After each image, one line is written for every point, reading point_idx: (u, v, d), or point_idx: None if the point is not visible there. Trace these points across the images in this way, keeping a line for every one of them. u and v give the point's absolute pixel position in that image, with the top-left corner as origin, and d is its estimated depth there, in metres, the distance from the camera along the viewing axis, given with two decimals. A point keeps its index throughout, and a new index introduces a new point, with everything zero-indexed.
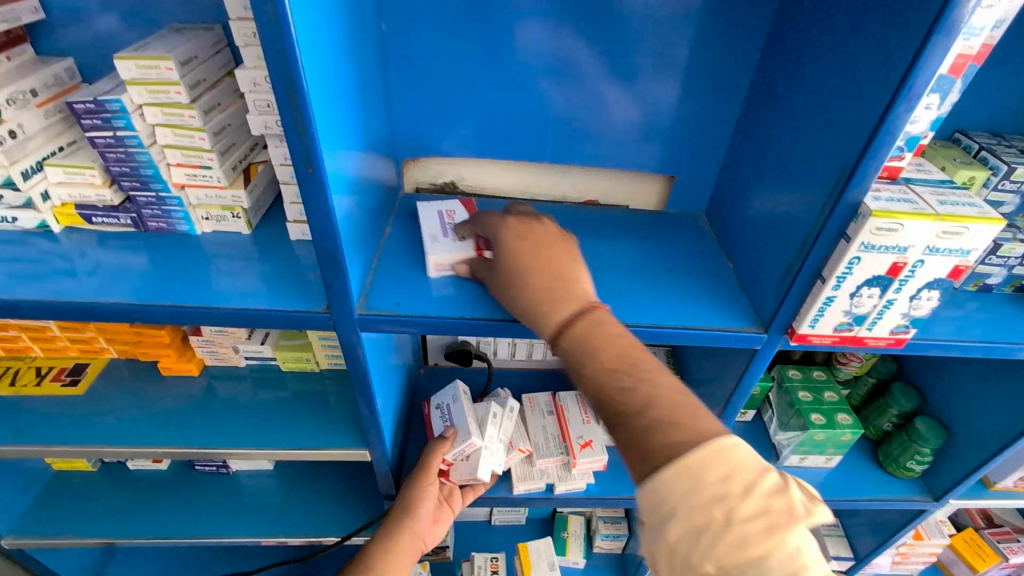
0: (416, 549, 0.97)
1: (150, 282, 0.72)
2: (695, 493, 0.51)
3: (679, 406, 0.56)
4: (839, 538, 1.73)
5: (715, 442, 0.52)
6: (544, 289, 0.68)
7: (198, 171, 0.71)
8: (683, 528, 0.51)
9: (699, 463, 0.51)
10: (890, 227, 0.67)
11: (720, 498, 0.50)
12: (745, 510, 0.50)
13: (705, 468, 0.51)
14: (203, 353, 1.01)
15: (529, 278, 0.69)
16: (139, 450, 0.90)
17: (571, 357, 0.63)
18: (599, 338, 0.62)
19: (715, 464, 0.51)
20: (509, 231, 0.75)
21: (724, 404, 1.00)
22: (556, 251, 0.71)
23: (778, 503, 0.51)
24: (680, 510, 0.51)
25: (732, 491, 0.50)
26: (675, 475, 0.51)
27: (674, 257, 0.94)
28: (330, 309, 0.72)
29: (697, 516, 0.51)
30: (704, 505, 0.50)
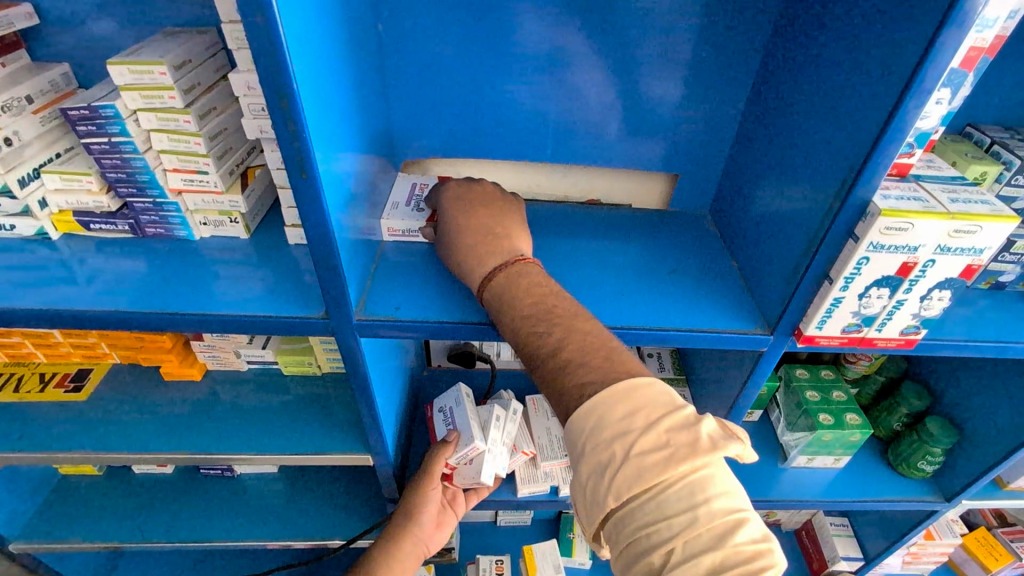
0: (418, 555, 0.97)
1: (149, 289, 0.71)
2: (599, 430, 0.55)
3: (589, 348, 0.61)
4: (849, 538, 1.71)
5: (626, 382, 0.56)
6: (475, 246, 0.74)
7: (195, 176, 0.70)
8: (590, 462, 0.55)
9: (605, 400, 0.56)
10: (900, 226, 0.66)
11: (622, 433, 0.54)
12: (642, 444, 0.53)
13: (609, 404, 0.55)
14: (205, 358, 1.00)
15: (465, 236, 0.76)
16: (142, 456, 0.90)
17: (494, 306, 0.69)
18: (518, 287, 0.68)
19: (621, 402, 0.55)
20: (450, 192, 0.82)
21: (731, 406, 0.98)
22: (490, 210, 0.79)
23: (682, 437, 0.53)
24: (587, 443, 0.56)
25: (634, 427, 0.54)
26: (588, 419, 0.56)
27: (678, 257, 0.93)
28: (329, 315, 0.71)
29: (602, 452, 0.55)
30: (608, 441, 0.54)
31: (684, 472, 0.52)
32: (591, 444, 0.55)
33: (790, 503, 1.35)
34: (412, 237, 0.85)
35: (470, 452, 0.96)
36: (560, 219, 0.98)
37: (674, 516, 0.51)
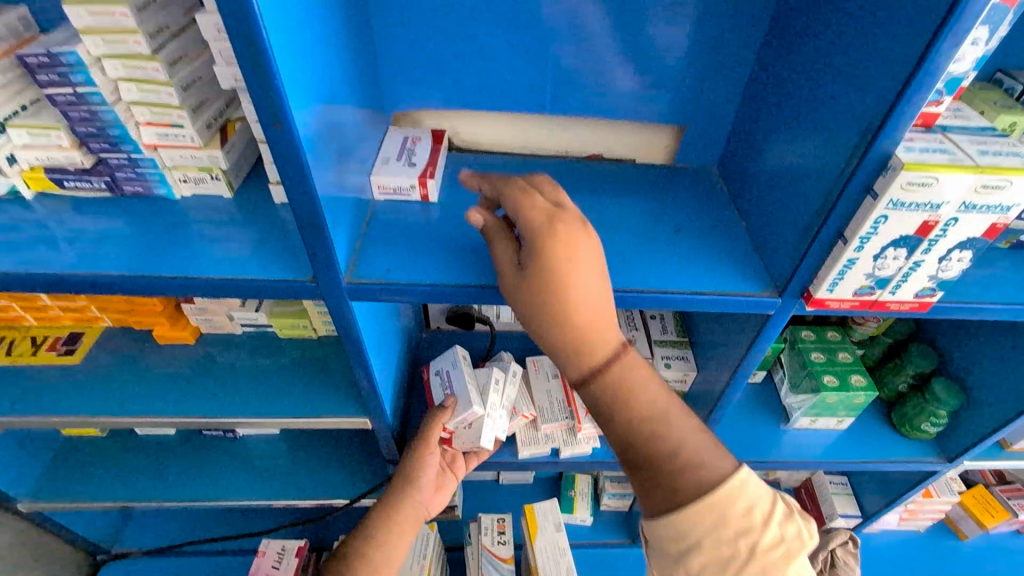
0: (419, 518, 0.97)
1: (131, 251, 0.69)
2: (721, 528, 0.59)
3: (699, 452, 0.63)
4: (848, 496, 1.73)
5: (730, 484, 0.60)
6: (577, 299, 0.60)
7: (169, 130, 0.66)
8: (706, 558, 0.59)
9: (723, 501, 0.59)
10: (923, 181, 0.61)
11: (745, 530, 0.58)
12: (766, 542, 0.58)
13: (728, 505, 0.59)
14: (198, 321, 0.98)
15: (573, 298, 0.60)
16: (138, 420, 0.89)
17: (604, 398, 0.63)
18: (622, 390, 0.63)
19: (738, 500, 0.59)
20: (534, 230, 0.64)
21: (735, 369, 0.96)
22: (587, 245, 0.63)
23: (789, 530, 0.60)
24: (705, 542, 0.59)
25: (755, 525, 0.59)
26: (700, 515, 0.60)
27: (684, 216, 0.89)
28: (317, 279, 0.68)
29: (723, 548, 0.58)
30: (731, 537, 0.58)
31: (779, 538, 0.59)
32: (711, 541, 0.59)
33: (791, 464, 1.34)
34: (404, 195, 0.81)
35: (469, 417, 0.95)
36: (561, 175, 0.93)
37: None
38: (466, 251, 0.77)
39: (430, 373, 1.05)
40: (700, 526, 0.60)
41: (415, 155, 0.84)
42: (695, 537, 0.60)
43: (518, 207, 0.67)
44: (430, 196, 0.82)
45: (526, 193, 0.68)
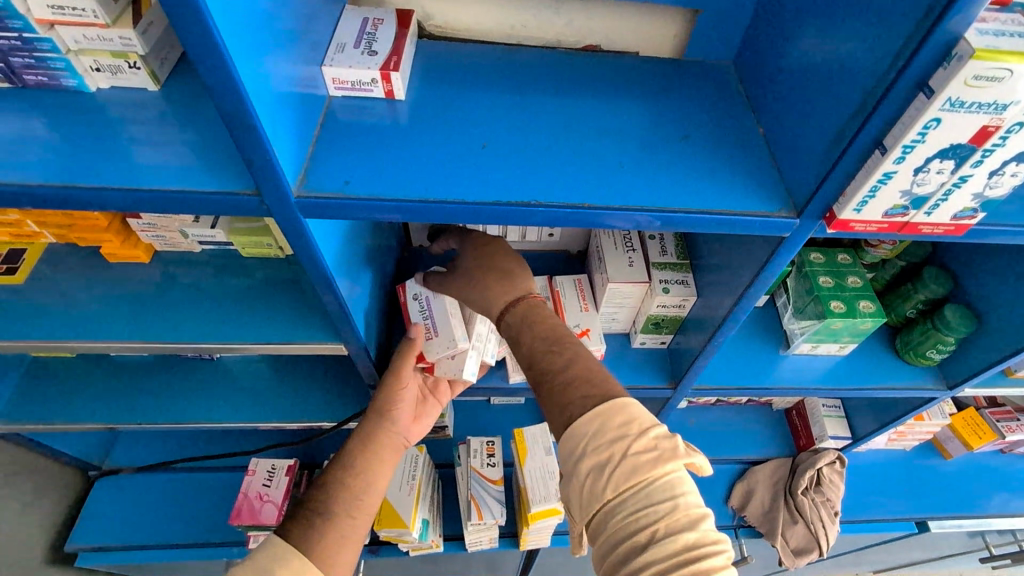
0: (398, 447, 0.94)
1: (45, 155, 0.58)
2: (601, 433, 0.67)
3: (592, 373, 0.74)
4: (839, 418, 1.73)
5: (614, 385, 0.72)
6: (500, 275, 0.89)
7: (64, 2, 0.54)
8: (592, 462, 0.67)
9: (608, 411, 0.68)
10: (994, 74, 0.49)
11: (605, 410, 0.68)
12: (636, 442, 0.66)
13: (611, 416, 0.68)
14: (150, 238, 0.89)
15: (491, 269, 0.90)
16: (94, 344, 0.83)
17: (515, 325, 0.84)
18: (529, 324, 0.83)
19: (604, 389, 0.71)
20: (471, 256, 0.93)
21: (740, 294, 0.88)
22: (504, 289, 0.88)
23: (665, 443, 0.66)
24: (589, 446, 0.67)
25: (618, 417, 0.68)
26: (573, 394, 0.72)
27: (693, 119, 0.77)
28: (260, 192, 0.58)
29: (602, 452, 0.66)
30: (609, 442, 0.66)
31: (650, 452, 0.65)
32: (591, 446, 0.67)
33: (789, 389, 1.31)
34: (365, 91, 0.70)
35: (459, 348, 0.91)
36: (553, 71, 0.80)
37: (658, 502, 0.63)
38: (438, 159, 0.66)
39: (405, 298, 0.97)
40: (584, 415, 0.68)
41: (377, 42, 0.71)
42: (576, 451, 0.68)
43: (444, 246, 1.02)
44: (396, 93, 0.70)
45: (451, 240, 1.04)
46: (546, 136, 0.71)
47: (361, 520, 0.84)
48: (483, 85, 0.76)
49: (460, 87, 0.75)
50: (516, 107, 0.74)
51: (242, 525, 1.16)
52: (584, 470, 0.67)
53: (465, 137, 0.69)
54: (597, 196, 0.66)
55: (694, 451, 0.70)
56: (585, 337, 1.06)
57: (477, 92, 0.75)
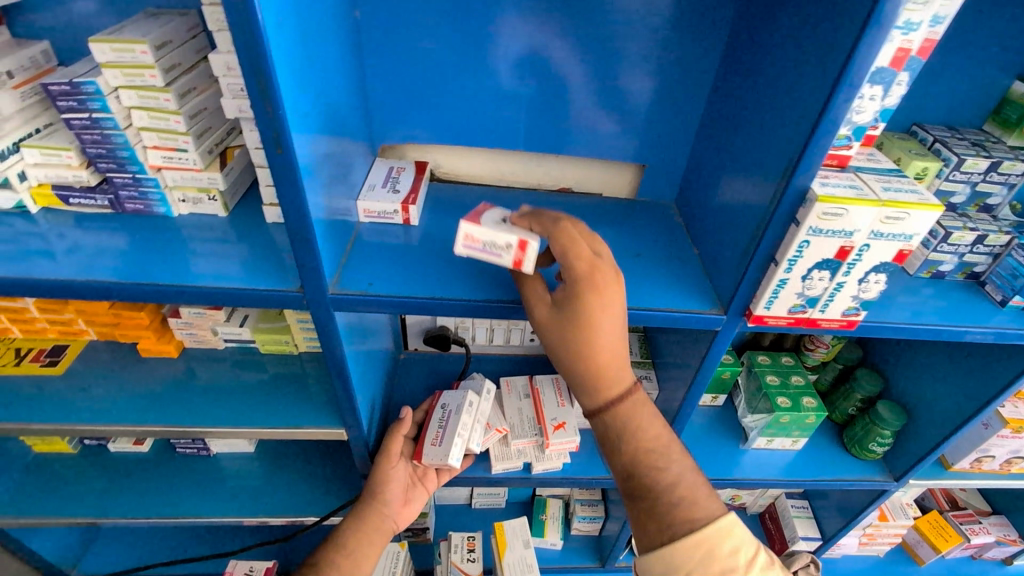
0: (388, 532, 1.00)
1: (124, 262, 0.74)
2: (709, 561, 0.71)
3: (694, 491, 0.76)
4: (808, 519, 1.80)
5: (726, 520, 0.73)
6: (603, 355, 0.73)
7: (174, 154, 0.74)
8: None
9: (710, 542, 0.72)
10: (836, 211, 0.71)
11: (728, 569, 0.71)
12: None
13: (716, 545, 0.72)
14: (182, 335, 1.02)
15: (597, 347, 0.72)
16: (118, 429, 0.92)
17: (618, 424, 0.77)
18: (636, 417, 0.77)
19: (726, 539, 0.72)
20: (573, 317, 0.71)
21: (691, 384, 1.03)
22: (609, 375, 0.75)
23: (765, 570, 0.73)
24: None
25: (737, 564, 0.71)
26: (703, 555, 0.72)
27: (642, 242, 0.98)
28: (303, 289, 0.74)
29: None
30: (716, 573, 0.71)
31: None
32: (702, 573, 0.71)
33: (750, 481, 1.40)
34: (387, 218, 0.90)
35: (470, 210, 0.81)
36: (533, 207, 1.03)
37: None
38: (443, 269, 0.84)
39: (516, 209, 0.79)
40: (689, 539, 0.72)
41: (399, 183, 0.93)
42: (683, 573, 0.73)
43: (566, 254, 0.71)
44: (412, 220, 0.91)
45: (576, 238, 0.72)
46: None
47: None
48: None
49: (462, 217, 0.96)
50: None
51: None
52: None
53: (465, 253, 0.88)
54: None
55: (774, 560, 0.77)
56: (561, 429, 1.17)
57: None
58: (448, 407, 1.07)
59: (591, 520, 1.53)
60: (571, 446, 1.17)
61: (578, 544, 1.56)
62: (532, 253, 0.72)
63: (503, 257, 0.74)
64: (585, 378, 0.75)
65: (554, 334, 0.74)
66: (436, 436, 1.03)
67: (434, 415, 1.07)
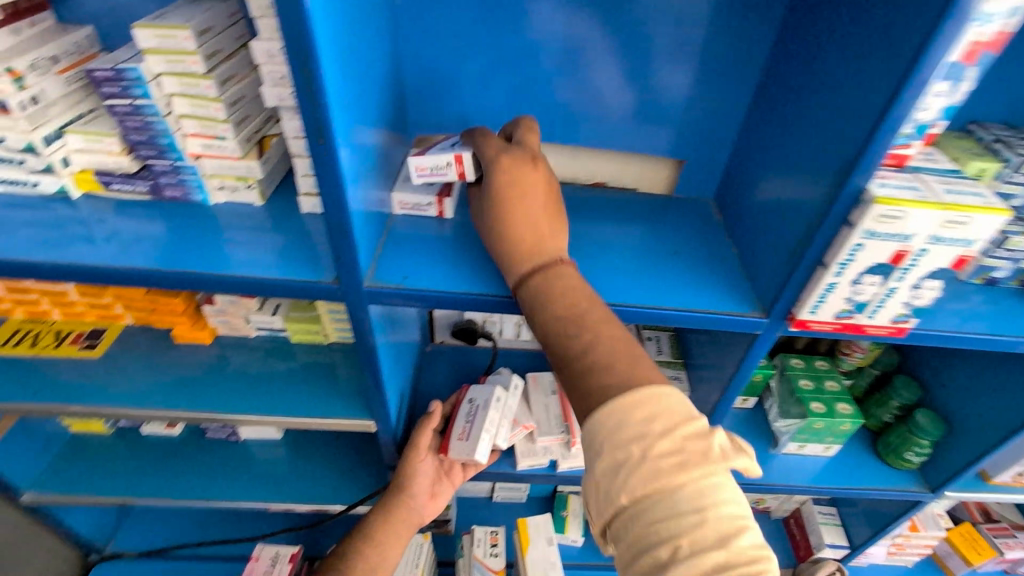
0: (413, 525, 1.00)
1: (162, 249, 0.74)
2: (619, 430, 0.60)
3: (613, 356, 0.66)
4: (836, 526, 1.76)
5: (645, 388, 0.62)
6: (514, 227, 0.75)
7: (213, 142, 0.74)
8: (607, 464, 0.60)
9: (623, 408, 0.61)
10: (894, 214, 0.68)
11: (640, 436, 0.59)
12: (660, 447, 0.58)
13: (630, 411, 0.60)
14: (215, 322, 1.03)
15: (508, 217, 0.75)
16: (153, 414, 0.93)
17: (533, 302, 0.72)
18: (556, 291, 0.71)
19: (642, 405, 0.60)
20: (489, 192, 0.77)
21: (726, 387, 1.01)
22: (523, 245, 0.74)
23: (696, 446, 0.59)
24: (604, 446, 0.61)
25: (652, 431, 0.59)
26: (613, 419, 0.61)
27: (679, 240, 0.96)
28: (339, 281, 0.74)
29: (619, 452, 0.60)
30: (626, 441, 0.59)
31: (695, 476, 0.57)
32: (610, 441, 0.60)
33: (779, 487, 1.38)
34: (422, 210, 0.89)
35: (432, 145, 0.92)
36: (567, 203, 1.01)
37: (681, 515, 0.56)
38: (478, 264, 0.83)
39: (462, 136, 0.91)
40: (598, 409, 0.62)
41: None
42: (595, 446, 0.62)
43: (480, 145, 0.80)
44: (446, 213, 0.89)
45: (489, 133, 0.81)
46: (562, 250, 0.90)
47: None
48: None
49: None
50: None
51: None
52: (597, 471, 0.61)
53: None
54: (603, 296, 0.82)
55: (738, 451, 0.60)
56: None
57: None
58: (475, 402, 1.06)
59: None
60: None
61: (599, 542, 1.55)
62: (469, 163, 0.82)
63: (449, 173, 0.83)
64: (510, 266, 0.75)
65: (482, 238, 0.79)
66: (461, 431, 1.02)
67: (462, 410, 1.07)
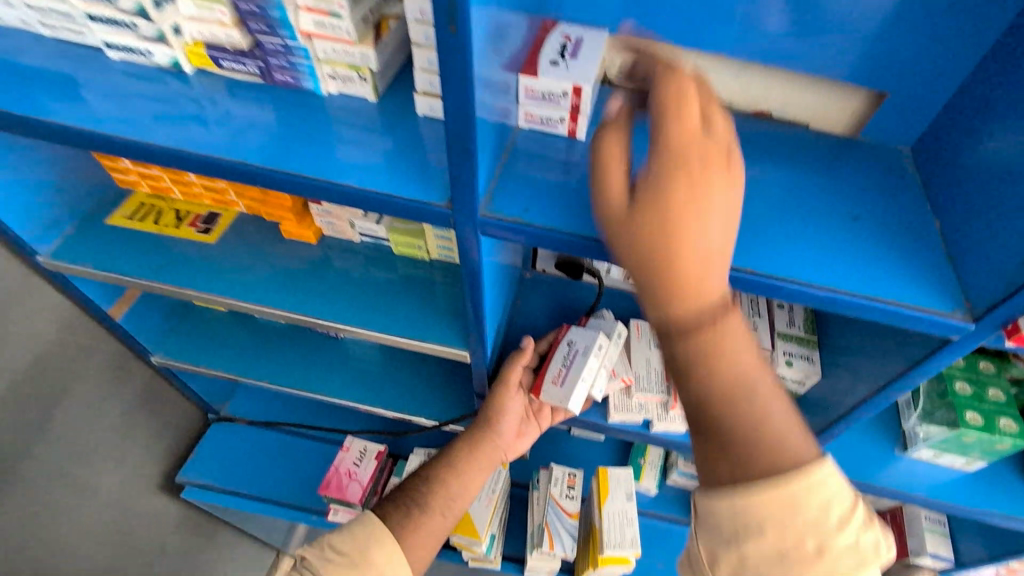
0: (495, 460, 0.99)
1: (272, 145, 0.68)
2: (790, 524, 0.48)
3: (776, 420, 0.52)
4: (941, 535, 1.53)
5: (819, 471, 0.49)
6: (682, 250, 0.49)
7: (327, 20, 0.63)
8: (767, 551, 0.49)
9: (797, 494, 0.49)
10: None
11: (819, 531, 0.48)
12: (832, 543, 0.49)
13: (804, 498, 0.49)
14: (322, 222, 0.99)
15: (679, 237, 0.49)
16: (259, 308, 0.94)
17: (676, 338, 0.52)
18: (714, 334, 0.52)
19: (817, 494, 0.49)
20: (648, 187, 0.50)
21: (879, 387, 0.84)
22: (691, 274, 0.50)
23: (867, 538, 0.50)
24: (768, 528, 0.49)
25: (829, 523, 0.49)
26: (787, 518, 0.49)
27: (866, 200, 0.75)
28: (452, 206, 0.64)
29: (783, 543, 0.49)
30: (799, 537, 0.48)
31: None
32: (779, 533, 0.48)
33: (894, 493, 1.21)
34: (550, 127, 0.76)
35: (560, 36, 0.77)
36: None
37: None
38: None
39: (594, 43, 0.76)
40: (763, 493, 0.49)
41: None
42: (747, 531, 0.50)
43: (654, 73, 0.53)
44: (578, 133, 0.76)
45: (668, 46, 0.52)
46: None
47: (450, 521, 0.90)
48: None
49: None
50: None
51: (329, 497, 1.26)
52: (749, 555, 0.50)
53: None
54: (757, 263, 0.68)
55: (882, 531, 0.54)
56: None
57: None
58: (575, 346, 0.96)
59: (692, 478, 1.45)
60: None
61: (673, 497, 1.49)
62: (587, 98, 0.70)
63: (560, 104, 0.72)
64: (665, 295, 0.51)
65: (628, 236, 0.51)
66: (556, 375, 0.94)
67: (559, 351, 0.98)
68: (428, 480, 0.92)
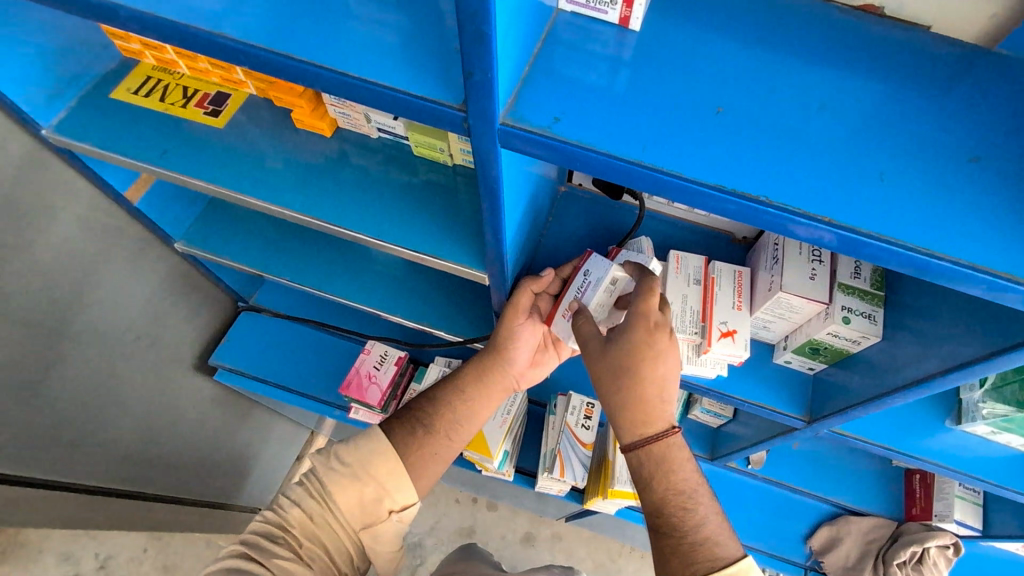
0: (506, 387, 0.97)
1: (264, 18, 0.58)
2: (673, 466, 0.78)
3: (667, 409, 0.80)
4: (975, 506, 1.38)
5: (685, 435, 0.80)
6: None
7: None
8: (657, 495, 0.77)
9: (677, 446, 0.79)
10: None
11: (687, 492, 0.77)
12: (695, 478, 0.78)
13: (679, 449, 0.79)
14: (336, 113, 0.89)
15: None
16: (269, 207, 0.87)
17: (624, 346, 0.78)
18: (648, 341, 0.77)
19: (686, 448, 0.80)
20: None
21: (955, 364, 0.73)
22: None
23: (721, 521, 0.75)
24: (659, 482, 0.77)
25: (691, 470, 0.78)
26: (651, 464, 0.78)
27: (993, 133, 0.58)
28: (466, 110, 0.54)
29: (670, 480, 0.77)
30: (678, 474, 0.78)
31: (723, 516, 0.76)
32: (666, 472, 0.77)
33: (938, 468, 1.05)
34: (599, 11, 0.62)
35: None
36: (816, 37, 0.65)
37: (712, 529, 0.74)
38: (659, 119, 0.58)
39: None
40: (658, 443, 0.78)
41: None
42: (648, 473, 0.78)
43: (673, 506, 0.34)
44: (632, 21, 0.61)
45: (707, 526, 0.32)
46: (780, 119, 0.59)
47: (455, 444, 0.88)
48: (731, 32, 0.64)
49: (700, 29, 0.64)
50: (770, 72, 0.62)
51: (349, 396, 1.29)
52: (649, 492, 0.78)
53: (698, 97, 0.59)
54: (832, 209, 0.55)
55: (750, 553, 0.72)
56: (727, 338, 0.94)
57: (719, 41, 0.63)
58: (591, 276, 0.88)
59: (713, 415, 1.49)
60: (733, 359, 0.95)
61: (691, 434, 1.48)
62: None
63: None
64: None
65: None
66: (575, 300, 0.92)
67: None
68: (435, 402, 0.90)
